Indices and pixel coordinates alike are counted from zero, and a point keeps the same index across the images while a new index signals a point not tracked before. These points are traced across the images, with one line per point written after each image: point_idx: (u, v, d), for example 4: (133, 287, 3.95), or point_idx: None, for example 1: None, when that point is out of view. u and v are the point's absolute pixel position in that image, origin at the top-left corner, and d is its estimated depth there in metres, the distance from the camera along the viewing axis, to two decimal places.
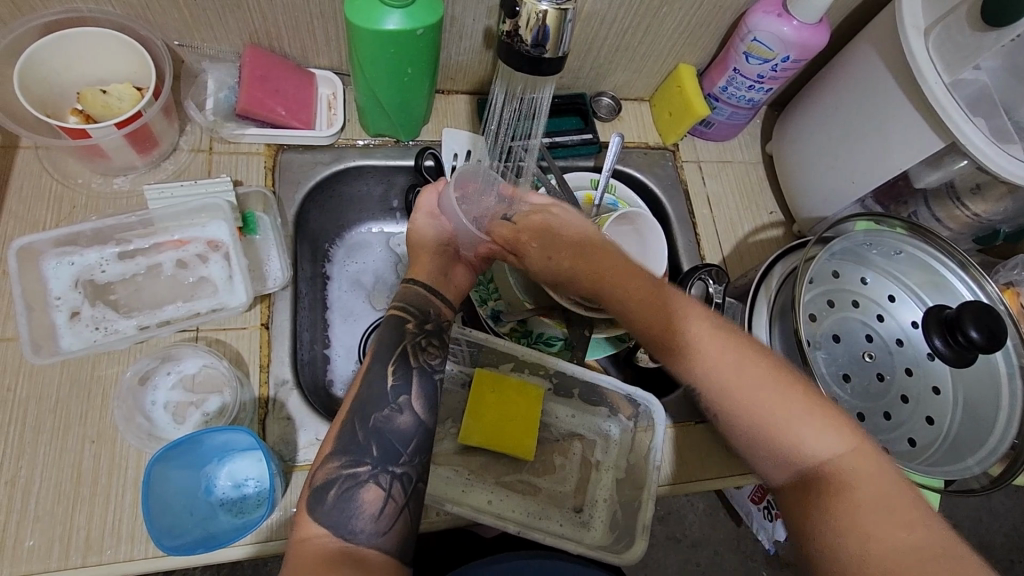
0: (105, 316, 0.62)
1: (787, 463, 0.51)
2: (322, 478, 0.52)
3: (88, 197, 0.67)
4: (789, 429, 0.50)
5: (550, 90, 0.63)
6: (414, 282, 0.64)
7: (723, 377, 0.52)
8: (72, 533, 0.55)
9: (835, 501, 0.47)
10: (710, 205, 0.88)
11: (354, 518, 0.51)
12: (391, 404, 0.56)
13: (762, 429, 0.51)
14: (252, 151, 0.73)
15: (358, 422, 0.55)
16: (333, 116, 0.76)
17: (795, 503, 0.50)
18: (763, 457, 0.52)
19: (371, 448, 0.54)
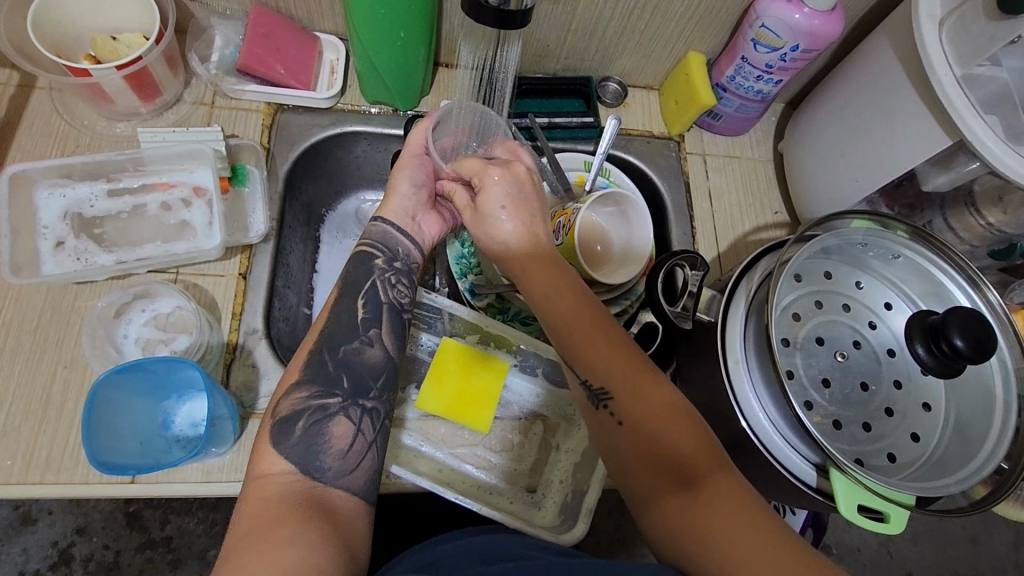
0: (88, 248, 0.64)
1: (668, 471, 0.50)
2: (286, 411, 0.52)
3: (91, 137, 0.70)
4: (669, 438, 0.50)
5: (516, 48, 0.72)
6: (380, 219, 0.64)
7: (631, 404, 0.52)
8: (35, 450, 0.57)
9: (710, 505, 0.47)
10: (711, 200, 0.85)
11: (316, 455, 0.51)
12: (362, 337, 0.58)
13: (656, 440, 0.50)
14: (251, 108, 0.75)
15: (327, 353, 0.56)
16: (334, 79, 0.77)
17: (674, 511, 0.48)
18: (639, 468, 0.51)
19: (342, 381, 0.56)
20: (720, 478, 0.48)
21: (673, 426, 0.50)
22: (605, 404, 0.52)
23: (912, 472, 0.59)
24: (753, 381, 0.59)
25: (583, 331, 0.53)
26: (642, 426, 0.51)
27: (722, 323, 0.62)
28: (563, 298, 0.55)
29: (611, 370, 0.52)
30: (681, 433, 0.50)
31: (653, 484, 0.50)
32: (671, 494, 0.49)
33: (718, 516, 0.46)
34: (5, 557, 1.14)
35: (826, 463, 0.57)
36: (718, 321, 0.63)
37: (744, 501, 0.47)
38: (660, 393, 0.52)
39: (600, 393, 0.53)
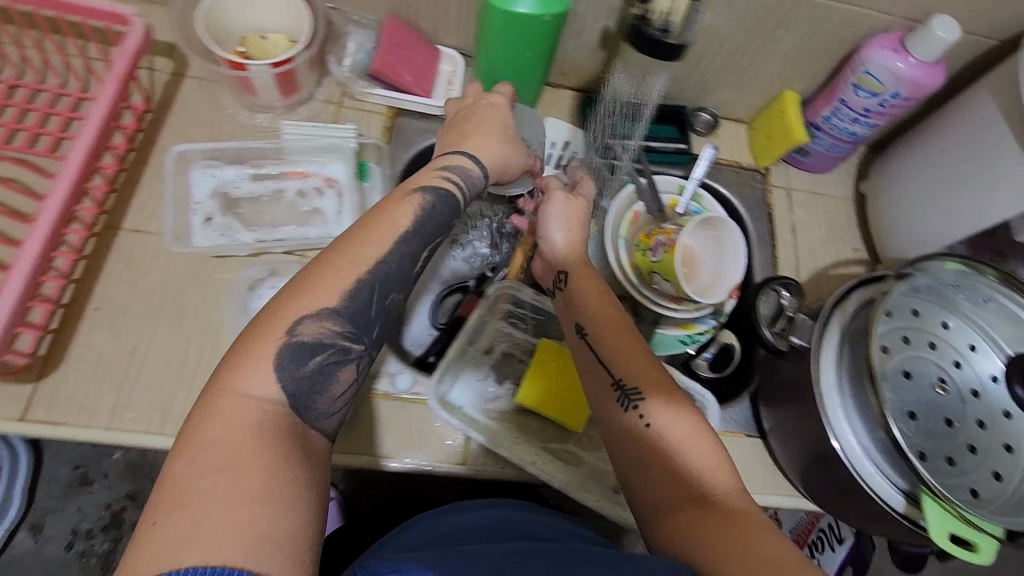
0: (232, 225, 0.70)
1: (682, 485, 0.51)
2: (310, 336, 0.46)
3: (233, 125, 0.76)
4: (691, 455, 0.52)
5: (662, 80, 0.80)
6: (463, 153, 0.61)
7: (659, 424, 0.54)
8: (172, 406, 0.62)
9: (720, 519, 0.48)
10: (793, 232, 0.89)
11: (304, 402, 0.45)
12: (409, 291, 0.52)
13: (675, 454, 0.53)
14: (375, 110, 0.82)
15: (375, 296, 0.50)
16: (450, 89, 0.82)
17: (684, 523, 0.49)
18: (658, 481, 0.52)
19: (373, 329, 0.50)
20: (742, 503, 0.50)
21: (698, 445, 0.53)
22: (634, 406, 0.55)
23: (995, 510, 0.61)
24: (845, 406, 0.62)
25: (625, 348, 0.58)
26: (660, 443, 0.53)
27: (816, 348, 0.65)
28: (611, 319, 0.59)
29: (641, 378, 0.56)
30: (703, 452, 0.52)
31: (665, 498, 0.51)
32: (680, 508, 0.50)
33: (737, 533, 0.46)
34: (63, 514, 1.24)
35: (914, 490, 0.59)
36: (812, 346, 0.66)
37: (756, 520, 0.48)
38: (683, 411, 0.54)
39: (630, 394, 0.56)
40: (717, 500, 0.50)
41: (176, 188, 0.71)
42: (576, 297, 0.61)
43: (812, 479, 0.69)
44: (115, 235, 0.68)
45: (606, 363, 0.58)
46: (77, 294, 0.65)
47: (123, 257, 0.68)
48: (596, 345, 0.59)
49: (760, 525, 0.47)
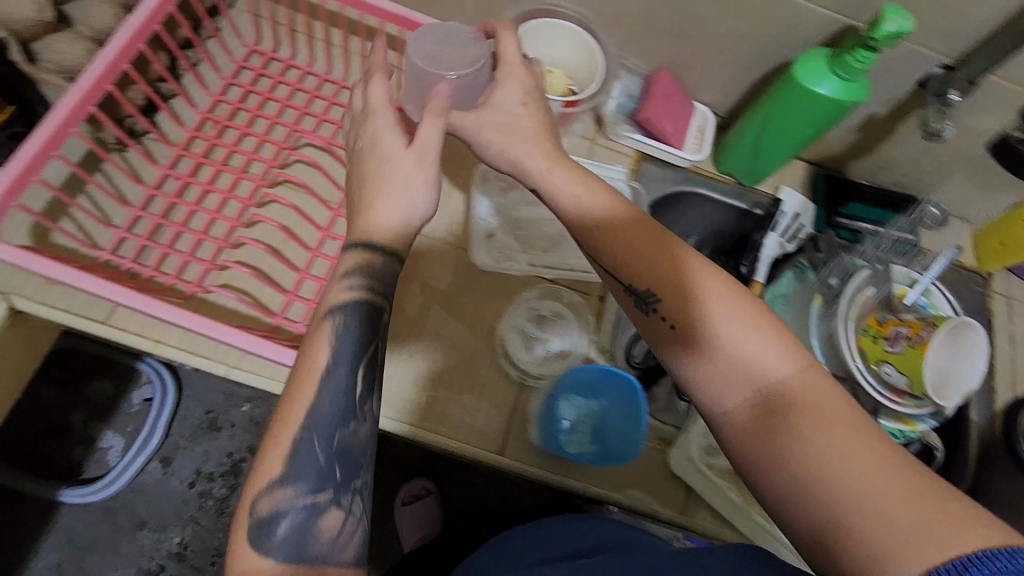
0: (509, 246, 0.76)
1: (743, 380, 0.47)
2: (262, 511, 0.45)
3: None
4: (766, 363, 0.46)
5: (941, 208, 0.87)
6: (356, 247, 0.51)
7: (693, 314, 0.49)
8: (435, 403, 0.68)
9: (797, 419, 0.44)
10: (1011, 343, 0.87)
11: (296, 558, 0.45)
12: (359, 415, 0.49)
13: (723, 350, 0.47)
14: (624, 152, 0.86)
15: (320, 442, 0.47)
16: (700, 141, 0.86)
17: (756, 435, 0.45)
18: (714, 380, 0.48)
19: (336, 474, 0.47)
20: (818, 412, 0.44)
21: (756, 331, 0.47)
22: (654, 310, 0.51)
23: None
24: None
25: (643, 245, 0.52)
26: (723, 338, 0.48)
27: None
28: (634, 234, 0.52)
29: (711, 299, 0.49)
30: (750, 330, 0.47)
31: (716, 399, 0.48)
32: (747, 406, 0.46)
33: (802, 438, 0.43)
34: (190, 452, 1.24)
35: None
36: None
37: (866, 431, 0.42)
38: (725, 307, 0.48)
39: (647, 299, 0.52)
40: (782, 395, 0.45)
41: (466, 203, 0.78)
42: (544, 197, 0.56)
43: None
44: None
45: (608, 268, 0.54)
46: None
47: None
48: (584, 237, 0.55)
49: (851, 437, 0.42)
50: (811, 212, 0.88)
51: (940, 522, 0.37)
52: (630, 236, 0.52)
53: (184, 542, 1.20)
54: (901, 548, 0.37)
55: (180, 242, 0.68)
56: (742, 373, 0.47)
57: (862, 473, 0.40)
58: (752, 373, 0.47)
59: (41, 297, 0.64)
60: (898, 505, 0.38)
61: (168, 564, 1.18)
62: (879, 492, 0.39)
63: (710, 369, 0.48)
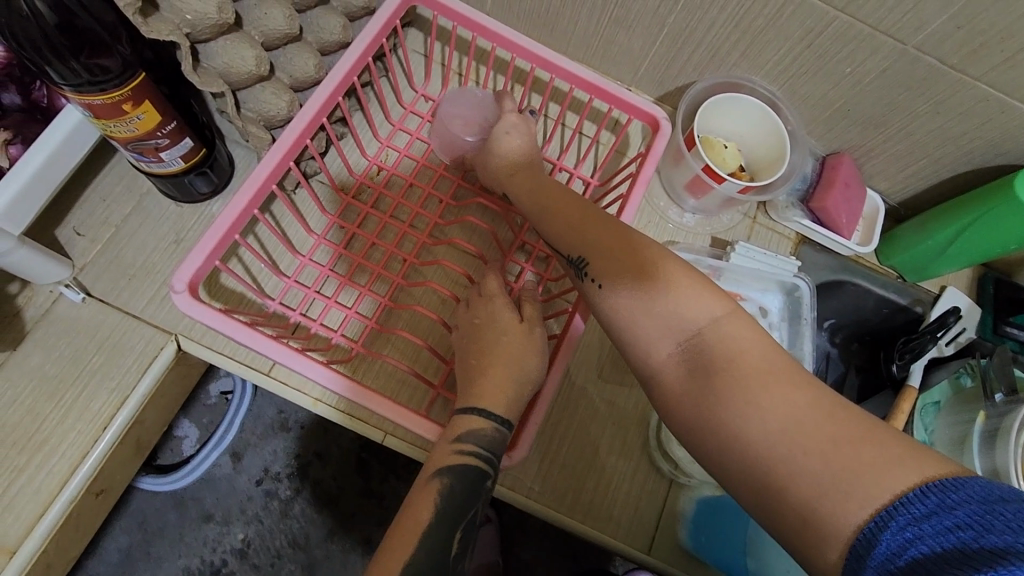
0: None
1: (670, 334, 0.49)
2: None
3: (660, 220, 0.78)
4: (690, 312, 0.49)
5: None
6: (488, 418, 0.55)
7: (626, 286, 0.51)
8: (581, 491, 0.66)
9: (737, 375, 0.46)
10: None
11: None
12: None
13: (637, 289, 0.51)
14: (784, 234, 0.81)
15: None
16: (868, 235, 0.81)
17: (691, 395, 0.47)
18: (649, 332, 0.50)
19: None
20: (760, 367, 0.46)
21: (694, 292, 0.49)
22: (587, 275, 0.54)
23: None
24: None
25: (590, 229, 0.55)
26: (724, 339, 0.48)
27: None
28: (592, 225, 0.55)
29: (619, 266, 0.52)
30: (698, 300, 0.49)
31: (646, 355, 0.50)
32: (676, 360, 0.49)
33: (733, 396, 0.45)
34: (260, 450, 1.21)
35: None
36: None
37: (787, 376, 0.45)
38: (688, 290, 0.49)
39: (581, 267, 0.55)
40: (716, 354, 0.47)
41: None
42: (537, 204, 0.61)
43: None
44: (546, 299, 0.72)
45: (555, 242, 0.58)
46: None
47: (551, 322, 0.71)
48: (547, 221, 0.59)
49: (771, 392, 0.44)
50: (977, 318, 0.82)
51: (868, 467, 0.39)
52: (590, 232, 0.55)
53: (247, 539, 1.18)
54: (842, 497, 0.39)
55: (345, 295, 0.68)
56: (670, 328, 0.49)
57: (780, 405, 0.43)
58: (674, 326, 0.49)
59: (209, 341, 0.64)
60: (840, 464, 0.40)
61: (230, 560, 1.16)
62: (875, 461, 0.40)
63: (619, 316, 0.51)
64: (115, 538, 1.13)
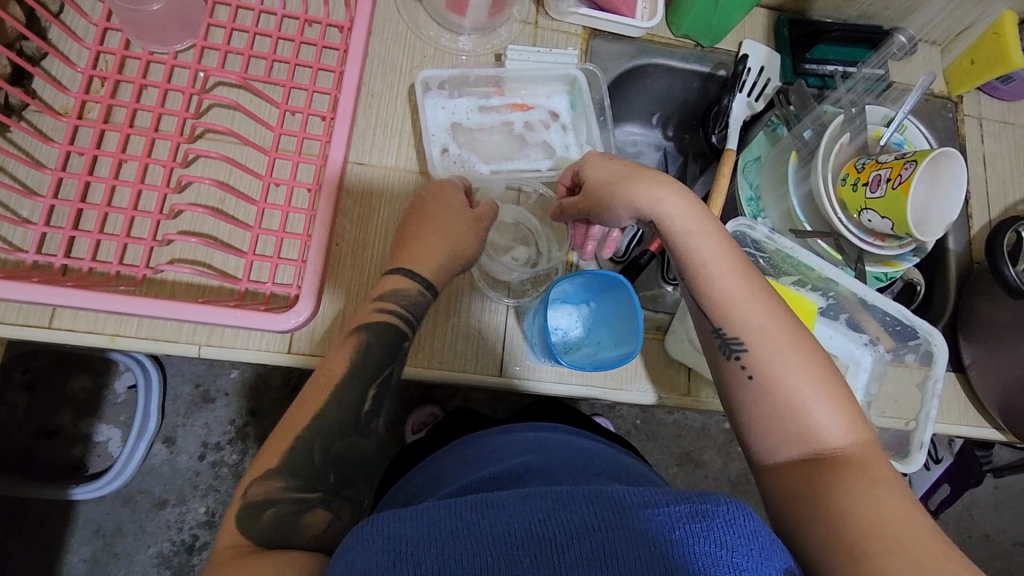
0: (464, 159, 0.69)
1: (799, 439, 0.49)
2: (259, 493, 0.49)
3: (436, 49, 0.73)
4: (789, 384, 0.50)
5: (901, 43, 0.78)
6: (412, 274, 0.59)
7: (715, 282, 0.54)
8: (422, 339, 0.65)
9: (840, 474, 0.46)
10: (985, 165, 0.86)
11: (287, 529, 0.47)
12: None
13: (798, 401, 0.50)
14: (571, 31, 0.77)
15: None
16: (652, 9, 0.77)
17: (798, 482, 0.48)
18: (768, 428, 0.50)
19: None
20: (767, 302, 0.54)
21: (807, 367, 0.51)
22: (736, 357, 0.52)
23: None
24: None
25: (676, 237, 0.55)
26: (724, 288, 0.53)
27: None
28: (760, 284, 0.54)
29: (791, 366, 0.50)
30: (829, 404, 0.50)
31: (766, 454, 0.50)
32: (799, 461, 0.49)
33: (844, 486, 0.45)
34: (190, 428, 1.15)
35: None
36: None
37: (886, 476, 0.47)
38: (679, 207, 0.55)
39: (733, 345, 0.53)
40: (840, 457, 0.48)
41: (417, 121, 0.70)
42: (663, 227, 0.55)
43: (1015, 400, 0.71)
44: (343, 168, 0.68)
45: (706, 309, 0.54)
46: None
47: (352, 189, 0.67)
48: (696, 292, 0.55)
49: (890, 477, 0.46)
50: (776, 62, 0.82)
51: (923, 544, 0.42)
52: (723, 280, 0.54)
53: (210, 510, 1.14)
54: (906, 551, 0.41)
55: (110, 224, 0.61)
56: (802, 429, 0.49)
57: (870, 495, 0.44)
58: (805, 423, 0.49)
59: None
60: (901, 516, 0.43)
61: (200, 532, 1.12)
62: (905, 512, 0.44)
63: (755, 405, 0.51)
64: (74, 552, 1.09)
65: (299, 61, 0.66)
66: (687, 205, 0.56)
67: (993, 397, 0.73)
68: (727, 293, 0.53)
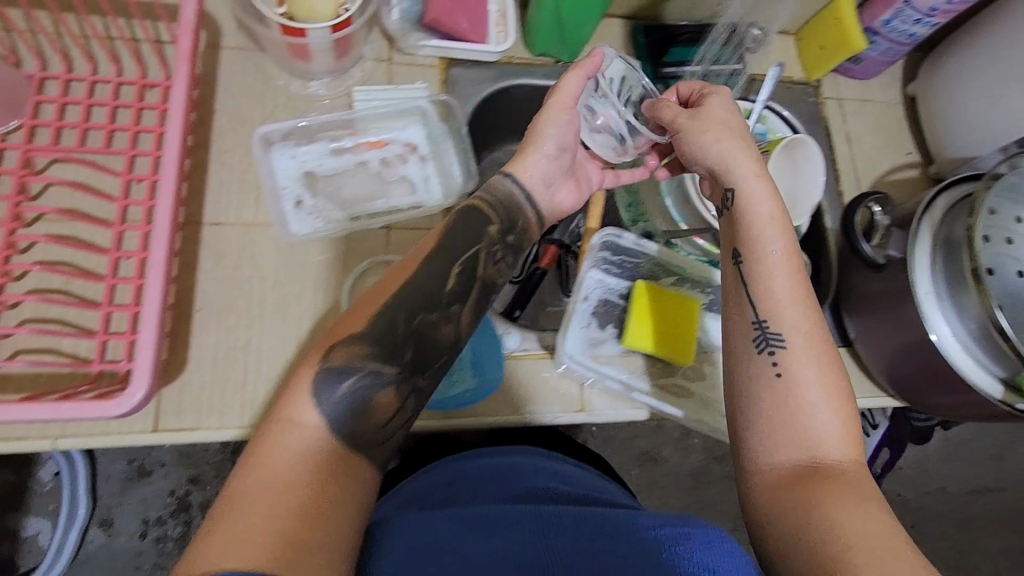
0: (323, 206, 0.69)
1: (797, 442, 0.50)
2: (343, 361, 0.47)
3: (288, 97, 0.72)
4: (824, 413, 0.51)
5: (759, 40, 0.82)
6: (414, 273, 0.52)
7: (780, 303, 0.55)
8: None
9: (830, 481, 0.48)
10: (850, 143, 0.89)
11: (358, 422, 0.46)
12: None
13: (796, 403, 0.51)
14: (427, 63, 0.77)
15: None
16: (503, 33, 0.78)
17: (789, 487, 0.49)
18: (771, 433, 0.51)
19: None
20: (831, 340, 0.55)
21: (817, 374, 0.53)
22: (770, 351, 0.54)
23: None
24: (943, 308, 0.66)
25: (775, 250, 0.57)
26: (770, 294, 0.55)
27: (908, 256, 0.67)
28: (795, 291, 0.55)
29: (813, 365, 0.53)
30: (827, 410, 0.51)
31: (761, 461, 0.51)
32: (793, 466, 0.50)
33: (828, 492, 0.47)
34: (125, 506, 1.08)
35: (1011, 377, 0.64)
36: (904, 255, 0.68)
37: (868, 487, 0.48)
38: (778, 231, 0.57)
39: (761, 343, 0.54)
40: (831, 470, 0.49)
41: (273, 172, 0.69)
42: (741, 223, 0.58)
43: (899, 370, 0.73)
44: (199, 231, 0.66)
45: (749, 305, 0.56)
46: (182, 294, 0.63)
47: (211, 252, 0.65)
48: (748, 292, 0.56)
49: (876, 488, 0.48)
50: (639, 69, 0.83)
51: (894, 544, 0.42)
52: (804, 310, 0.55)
53: None
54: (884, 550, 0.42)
55: None
56: (802, 432, 0.51)
57: (848, 501, 0.46)
58: (803, 426, 0.51)
59: None
60: (876, 520, 0.44)
61: None
62: (880, 516, 0.45)
63: (827, 420, 0.51)
64: None
65: (138, 128, 0.65)
66: (780, 218, 0.58)
67: (881, 367, 0.75)
68: (774, 307, 0.55)
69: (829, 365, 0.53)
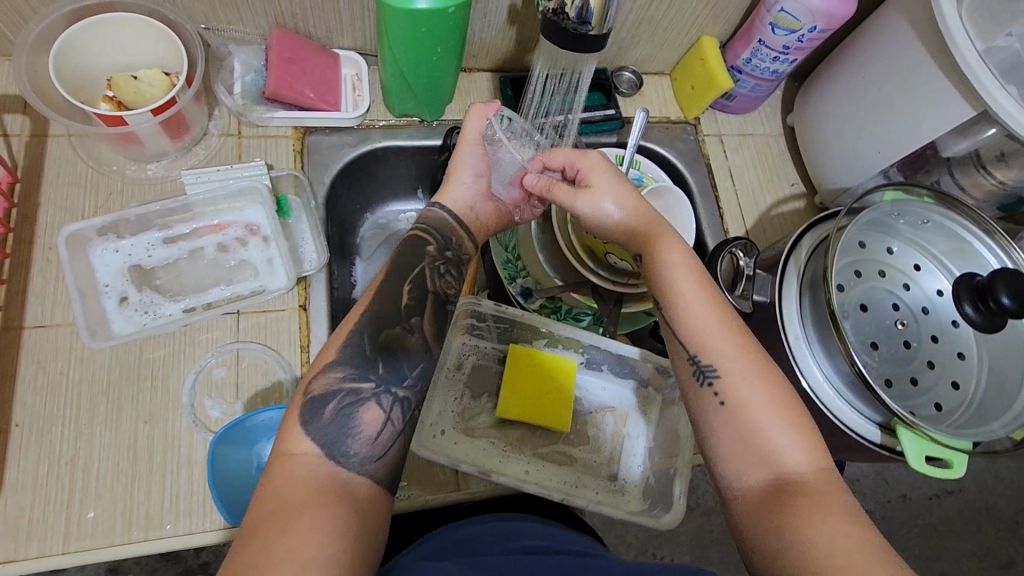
0: (152, 300, 0.65)
1: (759, 462, 0.49)
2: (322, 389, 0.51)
3: (124, 183, 0.68)
4: (778, 435, 0.49)
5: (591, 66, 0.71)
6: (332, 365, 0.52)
7: (699, 327, 0.53)
8: (132, 509, 0.57)
9: (795, 502, 0.46)
10: (732, 178, 0.88)
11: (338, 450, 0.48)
12: None
13: (745, 427, 0.50)
14: (279, 134, 0.74)
15: None
16: (359, 97, 0.76)
17: (760, 508, 0.47)
18: (733, 458, 0.50)
19: None
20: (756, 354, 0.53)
21: (761, 392, 0.51)
22: (708, 382, 0.52)
23: (958, 417, 0.61)
24: (815, 352, 0.63)
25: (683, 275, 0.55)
26: (687, 320, 0.54)
27: (778, 300, 0.65)
28: (711, 311, 0.54)
29: (750, 387, 0.51)
30: (787, 431, 0.49)
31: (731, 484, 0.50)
32: (760, 487, 0.48)
33: (801, 515, 0.45)
34: None
35: (889, 421, 0.62)
36: (774, 300, 0.65)
37: (839, 504, 0.46)
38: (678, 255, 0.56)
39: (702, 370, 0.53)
40: (801, 484, 0.47)
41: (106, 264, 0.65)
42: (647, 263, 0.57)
43: None
44: (19, 336, 0.61)
45: (679, 338, 0.54)
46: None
47: (33, 358, 0.60)
48: (671, 324, 0.55)
49: (845, 499, 0.46)
50: None
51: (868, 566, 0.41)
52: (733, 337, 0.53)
53: None
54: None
55: None
56: (760, 452, 0.49)
57: (819, 524, 0.44)
58: (760, 449, 0.49)
59: None
60: (853, 542, 0.43)
61: None
62: (852, 537, 0.43)
63: (784, 441, 0.49)
64: None
65: None
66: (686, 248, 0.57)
67: None
68: (695, 331, 0.53)
69: (772, 378, 0.52)
